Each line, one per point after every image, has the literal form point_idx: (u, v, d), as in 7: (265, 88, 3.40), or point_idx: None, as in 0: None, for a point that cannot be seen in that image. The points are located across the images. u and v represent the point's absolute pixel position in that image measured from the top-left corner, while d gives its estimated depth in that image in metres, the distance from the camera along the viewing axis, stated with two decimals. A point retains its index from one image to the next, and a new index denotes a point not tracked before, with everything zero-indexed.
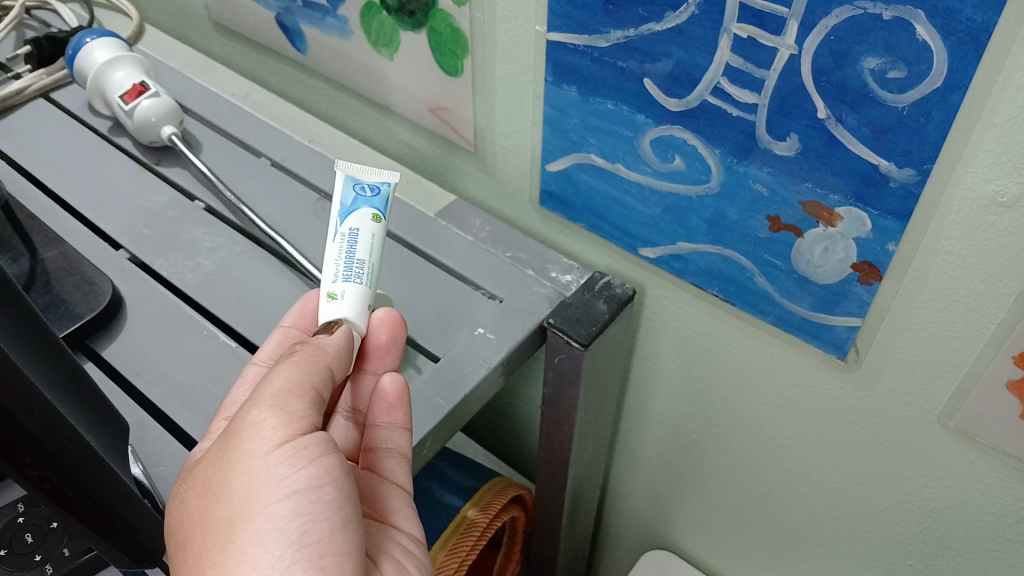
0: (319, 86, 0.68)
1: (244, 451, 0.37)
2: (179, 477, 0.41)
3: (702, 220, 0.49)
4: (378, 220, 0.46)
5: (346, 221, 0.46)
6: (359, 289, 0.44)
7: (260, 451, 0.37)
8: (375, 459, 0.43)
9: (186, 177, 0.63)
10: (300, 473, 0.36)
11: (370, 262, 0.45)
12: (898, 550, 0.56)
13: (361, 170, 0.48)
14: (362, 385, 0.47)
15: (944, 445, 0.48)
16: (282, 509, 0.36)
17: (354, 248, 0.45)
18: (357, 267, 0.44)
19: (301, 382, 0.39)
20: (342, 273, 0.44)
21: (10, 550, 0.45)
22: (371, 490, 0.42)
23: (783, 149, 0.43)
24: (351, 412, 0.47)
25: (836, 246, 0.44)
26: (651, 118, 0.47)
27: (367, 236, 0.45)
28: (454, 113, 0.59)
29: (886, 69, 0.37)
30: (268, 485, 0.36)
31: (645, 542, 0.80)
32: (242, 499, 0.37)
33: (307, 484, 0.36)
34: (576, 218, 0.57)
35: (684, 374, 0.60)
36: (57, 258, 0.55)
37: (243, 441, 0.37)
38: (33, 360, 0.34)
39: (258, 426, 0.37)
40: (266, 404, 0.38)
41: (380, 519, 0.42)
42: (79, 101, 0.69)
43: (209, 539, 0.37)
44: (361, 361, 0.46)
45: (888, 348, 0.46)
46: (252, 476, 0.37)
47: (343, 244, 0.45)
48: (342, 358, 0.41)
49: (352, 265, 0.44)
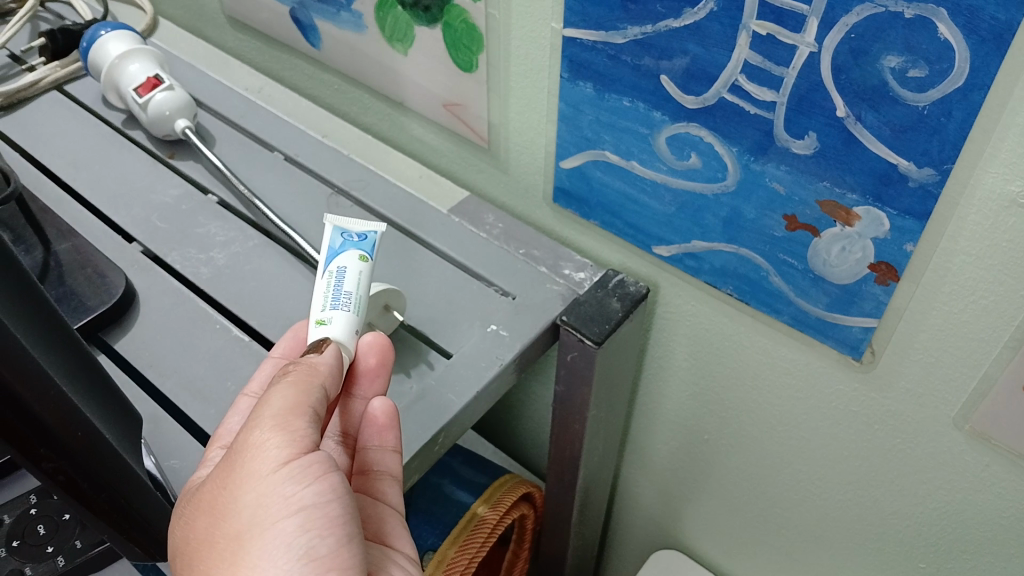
0: (332, 81, 0.68)
1: (248, 471, 0.37)
2: (178, 499, 0.40)
3: (718, 218, 0.49)
4: (366, 259, 0.46)
5: (334, 260, 0.46)
6: (347, 316, 0.44)
7: (265, 469, 0.36)
8: (368, 481, 0.43)
9: (200, 170, 0.63)
10: (306, 490, 0.36)
11: (358, 294, 0.45)
12: (911, 553, 0.56)
13: (348, 220, 0.48)
14: (352, 410, 0.45)
15: (958, 447, 0.48)
16: (290, 526, 0.35)
17: (341, 282, 0.44)
18: (345, 297, 0.44)
19: (300, 402, 0.38)
20: (329, 302, 0.44)
21: (23, 542, 0.45)
22: (367, 513, 0.42)
23: (800, 147, 0.42)
24: (341, 436, 0.45)
25: (853, 246, 0.43)
26: (668, 115, 0.47)
27: (355, 272, 0.45)
28: (468, 109, 0.58)
29: (907, 68, 0.36)
30: (274, 503, 0.36)
31: (654, 542, 0.79)
32: (247, 517, 0.36)
33: (315, 501, 0.36)
34: (590, 215, 0.57)
35: (697, 373, 0.60)
36: (70, 250, 0.55)
37: (246, 461, 0.37)
38: (51, 351, 0.34)
39: (261, 446, 0.37)
40: (267, 424, 0.37)
41: (378, 540, 0.42)
42: (92, 94, 0.69)
43: (215, 558, 0.36)
44: (350, 385, 0.45)
45: (904, 349, 0.46)
46: (256, 495, 0.36)
47: (331, 279, 0.45)
48: (335, 378, 0.40)
49: (340, 295, 0.44)
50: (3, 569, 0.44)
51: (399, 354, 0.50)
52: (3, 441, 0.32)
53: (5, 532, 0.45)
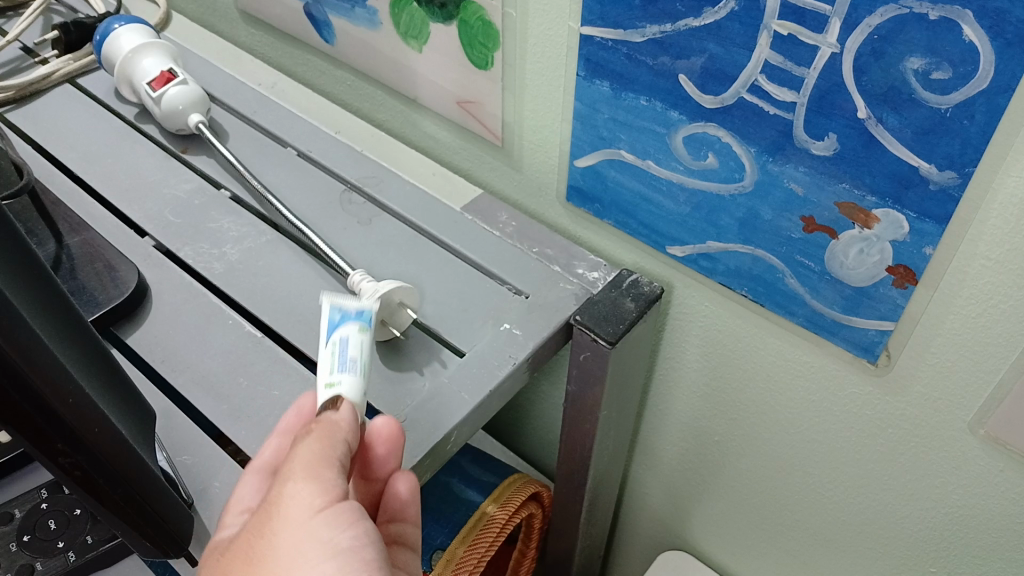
0: (345, 77, 0.68)
1: (283, 521, 0.36)
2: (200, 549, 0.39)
3: (734, 219, 0.49)
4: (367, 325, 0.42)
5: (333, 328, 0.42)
6: (355, 379, 0.40)
7: (303, 521, 0.36)
8: (390, 535, 0.42)
9: (212, 165, 0.62)
10: (345, 536, 0.36)
11: (363, 357, 0.41)
12: (922, 558, 0.55)
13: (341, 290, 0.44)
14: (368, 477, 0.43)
15: (973, 452, 0.47)
16: (329, 570, 0.35)
17: (345, 347, 0.41)
18: (351, 360, 0.40)
19: (327, 456, 0.37)
20: (336, 365, 0.40)
21: (33, 536, 0.45)
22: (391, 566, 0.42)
23: (820, 149, 0.42)
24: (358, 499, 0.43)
25: (871, 248, 0.43)
26: (685, 115, 0.46)
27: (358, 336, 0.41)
28: (482, 107, 0.58)
29: (930, 70, 0.36)
30: (313, 552, 0.35)
31: (661, 543, 0.79)
32: (283, 566, 0.36)
33: (352, 544, 0.36)
34: (604, 214, 0.56)
35: (709, 375, 0.60)
36: (82, 244, 0.55)
37: (281, 512, 0.36)
38: (68, 345, 0.34)
39: (294, 497, 0.36)
40: (298, 476, 0.37)
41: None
42: (105, 88, 0.69)
43: None
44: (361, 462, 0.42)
45: (920, 353, 0.46)
46: (295, 546, 0.36)
47: (333, 346, 0.41)
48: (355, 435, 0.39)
49: (346, 359, 0.40)
50: (14, 563, 0.44)
51: (412, 352, 0.50)
52: (20, 434, 0.31)
53: (16, 526, 0.45)
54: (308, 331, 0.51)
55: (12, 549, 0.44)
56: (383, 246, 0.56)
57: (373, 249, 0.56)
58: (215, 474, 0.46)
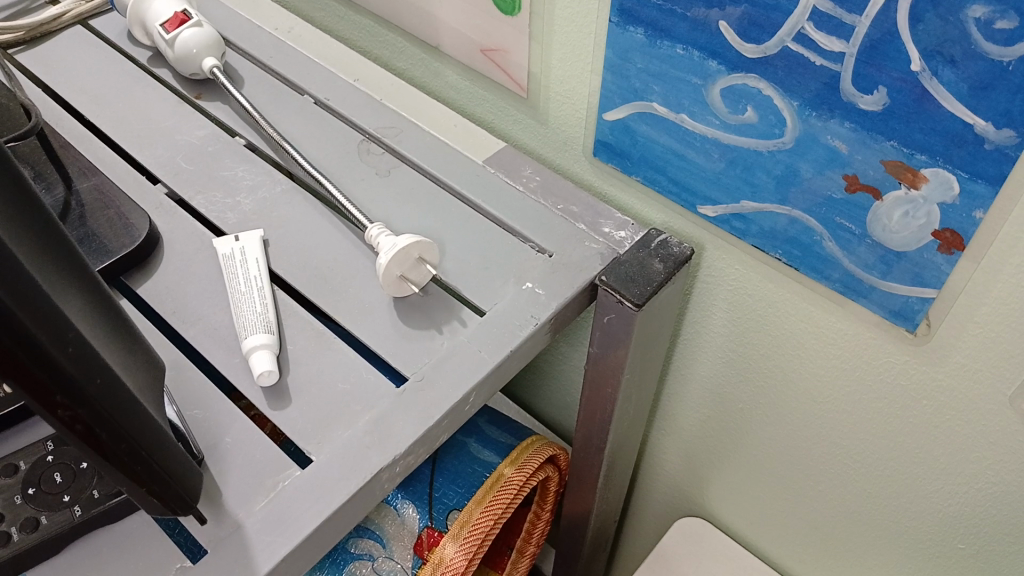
0: (364, 23, 0.67)
1: None
2: None
3: (771, 176, 0.46)
4: (255, 255, 0.50)
5: (244, 264, 0.50)
6: (265, 289, 0.49)
7: None
8: None
9: (227, 112, 0.60)
10: None
11: (263, 260, 0.50)
12: (950, 532, 0.53)
13: (233, 259, 0.50)
14: None
15: (1012, 427, 0.45)
16: None
17: (249, 267, 0.49)
18: (257, 279, 0.49)
19: None
20: (254, 310, 0.48)
21: (39, 490, 0.43)
22: None
23: (868, 103, 0.39)
24: None
25: (918, 210, 0.41)
26: (724, 65, 0.44)
27: (252, 259, 0.50)
28: (507, 55, 0.56)
29: (993, 19, 0.34)
30: None
31: (677, 509, 0.78)
32: None
33: None
34: (632, 170, 0.54)
35: (735, 341, 0.58)
36: (92, 190, 0.54)
37: None
38: (71, 293, 0.33)
39: None
40: None
41: None
42: (116, 29, 0.67)
43: None
44: None
45: (962, 324, 0.43)
46: None
47: (246, 278, 0.49)
48: None
49: (253, 286, 0.49)
50: (18, 517, 0.42)
51: (431, 309, 0.49)
52: (17, 384, 0.30)
53: (21, 478, 0.44)
54: (324, 287, 0.50)
55: (16, 502, 0.43)
56: (401, 199, 0.55)
57: (392, 202, 0.54)
58: (226, 429, 0.44)
